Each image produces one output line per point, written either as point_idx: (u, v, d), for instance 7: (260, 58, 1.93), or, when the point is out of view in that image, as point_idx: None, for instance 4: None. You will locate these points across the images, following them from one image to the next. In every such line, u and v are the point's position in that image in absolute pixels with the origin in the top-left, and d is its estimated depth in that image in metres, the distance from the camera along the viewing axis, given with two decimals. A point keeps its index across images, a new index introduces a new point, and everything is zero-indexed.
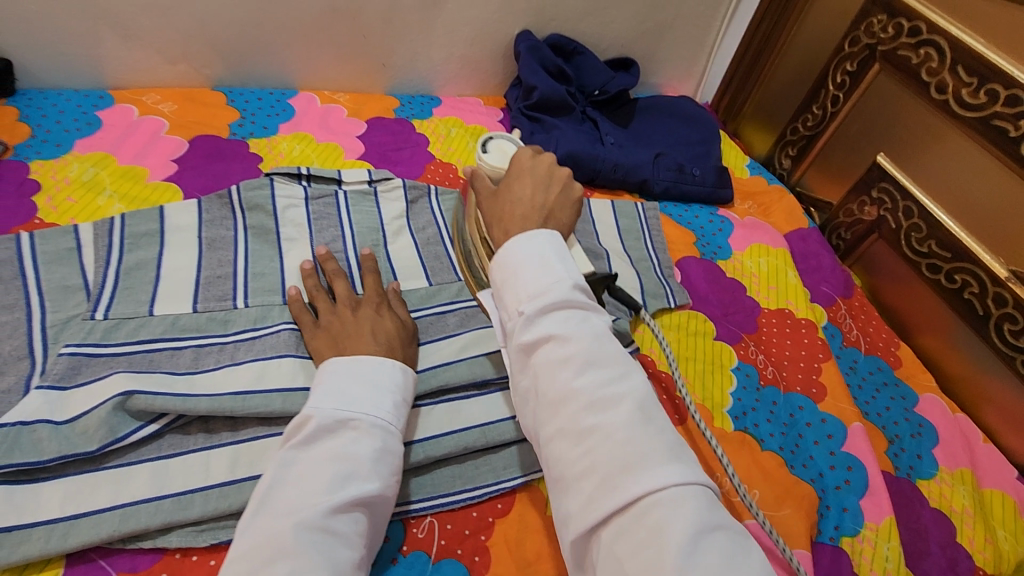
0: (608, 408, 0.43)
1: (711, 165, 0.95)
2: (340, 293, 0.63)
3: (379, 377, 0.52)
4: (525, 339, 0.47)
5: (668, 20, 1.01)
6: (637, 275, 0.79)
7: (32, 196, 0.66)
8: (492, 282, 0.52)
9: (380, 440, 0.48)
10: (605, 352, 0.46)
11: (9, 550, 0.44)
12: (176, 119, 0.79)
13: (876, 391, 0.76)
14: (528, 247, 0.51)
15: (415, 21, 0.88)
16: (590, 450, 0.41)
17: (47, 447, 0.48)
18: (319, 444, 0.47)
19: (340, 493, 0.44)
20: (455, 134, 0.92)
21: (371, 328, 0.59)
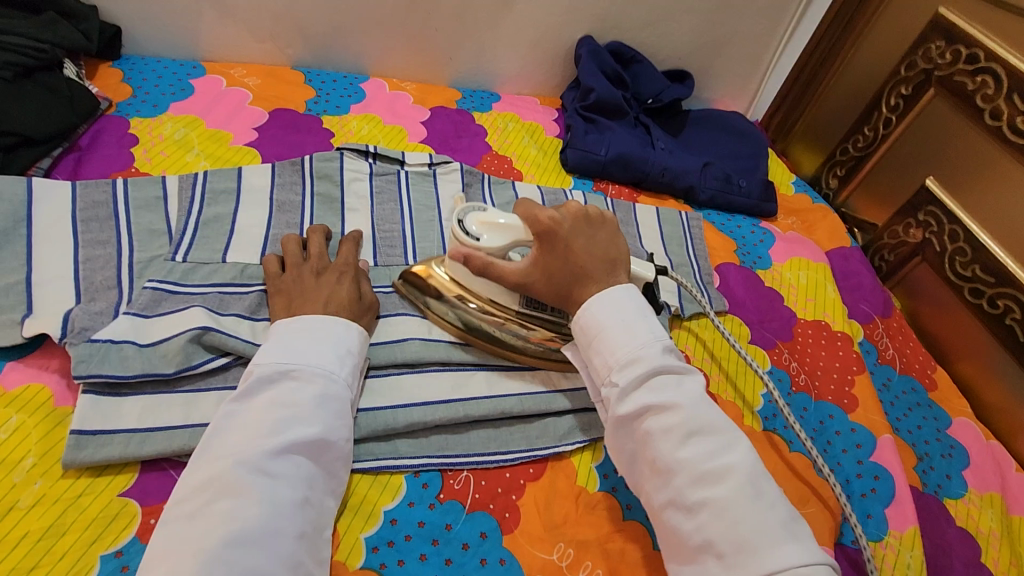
0: (716, 479, 0.46)
1: (758, 179, 0.97)
2: (314, 254, 0.63)
3: (325, 332, 0.53)
4: (623, 409, 0.50)
5: (726, 36, 1.04)
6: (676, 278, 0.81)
7: (131, 148, 0.73)
8: (579, 343, 0.56)
9: (323, 387, 0.50)
10: (708, 418, 0.49)
11: (93, 450, 0.48)
12: (259, 93, 0.85)
13: (908, 409, 0.77)
14: (610, 310, 0.54)
15: (485, 18, 0.93)
16: (702, 523, 0.45)
17: (132, 364, 0.52)
18: (261, 393, 0.48)
19: (279, 436, 0.45)
20: (512, 128, 0.96)
21: (325, 296, 0.58)
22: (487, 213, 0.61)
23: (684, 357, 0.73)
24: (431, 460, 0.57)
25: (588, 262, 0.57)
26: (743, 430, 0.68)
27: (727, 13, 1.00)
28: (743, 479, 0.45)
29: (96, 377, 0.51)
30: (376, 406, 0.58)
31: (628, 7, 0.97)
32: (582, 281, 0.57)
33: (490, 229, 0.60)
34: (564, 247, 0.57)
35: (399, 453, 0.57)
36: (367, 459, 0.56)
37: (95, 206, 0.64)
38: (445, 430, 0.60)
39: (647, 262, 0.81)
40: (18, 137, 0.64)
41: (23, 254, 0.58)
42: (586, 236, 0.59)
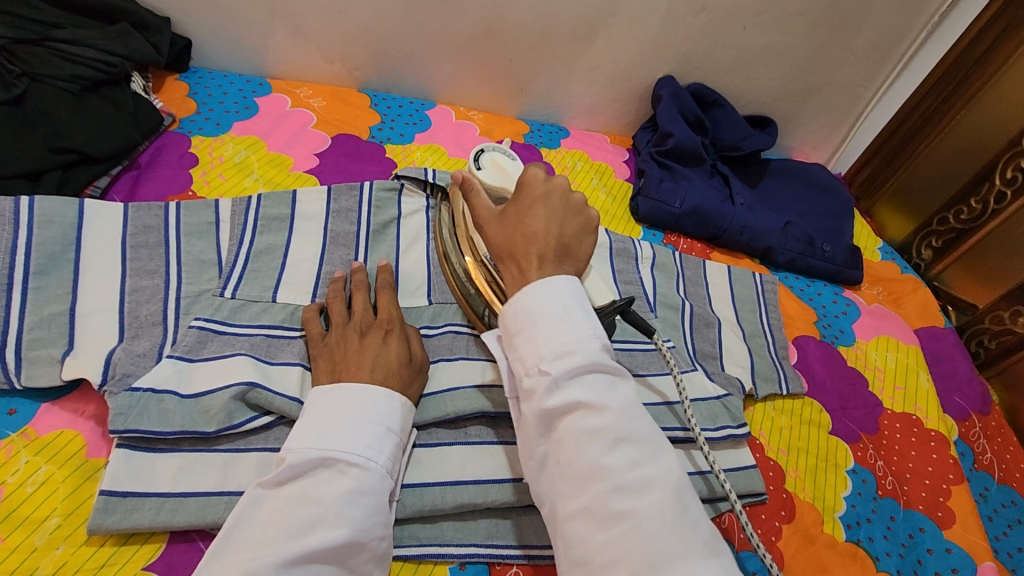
0: (640, 491, 0.39)
1: (843, 243, 0.89)
2: (358, 310, 0.59)
3: (364, 409, 0.48)
4: (550, 403, 0.44)
5: (818, 84, 0.97)
6: (749, 353, 0.74)
7: (190, 168, 0.70)
8: (506, 329, 0.49)
9: (357, 480, 0.44)
10: (637, 428, 0.43)
11: (122, 515, 0.44)
12: (323, 115, 0.82)
13: (1008, 527, 0.68)
14: (548, 296, 0.48)
15: (563, 52, 0.88)
16: (615, 537, 0.38)
17: (172, 419, 0.49)
18: (289, 482, 0.44)
19: (300, 543, 0.40)
20: (581, 168, 0.90)
21: (373, 358, 0.53)
22: (503, 159, 0.70)
23: (757, 446, 0.66)
24: (478, 550, 0.52)
25: (539, 228, 0.54)
26: (823, 540, 0.61)
27: (822, 61, 0.93)
28: (666, 494, 0.39)
29: (132, 432, 0.47)
30: (423, 482, 0.52)
31: (716, 49, 0.90)
32: (521, 241, 0.53)
33: (494, 166, 0.69)
34: (526, 205, 0.56)
35: (444, 539, 0.52)
36: (411, 544, 0.51)
37: (145, 232, 0.61)
38: (496, 514, 0.54)
39: (717, 330, 0.74)
40: (77, 155, 0.61)
41: (69, 282, 0.55)
42: (548, 215, 0.55)
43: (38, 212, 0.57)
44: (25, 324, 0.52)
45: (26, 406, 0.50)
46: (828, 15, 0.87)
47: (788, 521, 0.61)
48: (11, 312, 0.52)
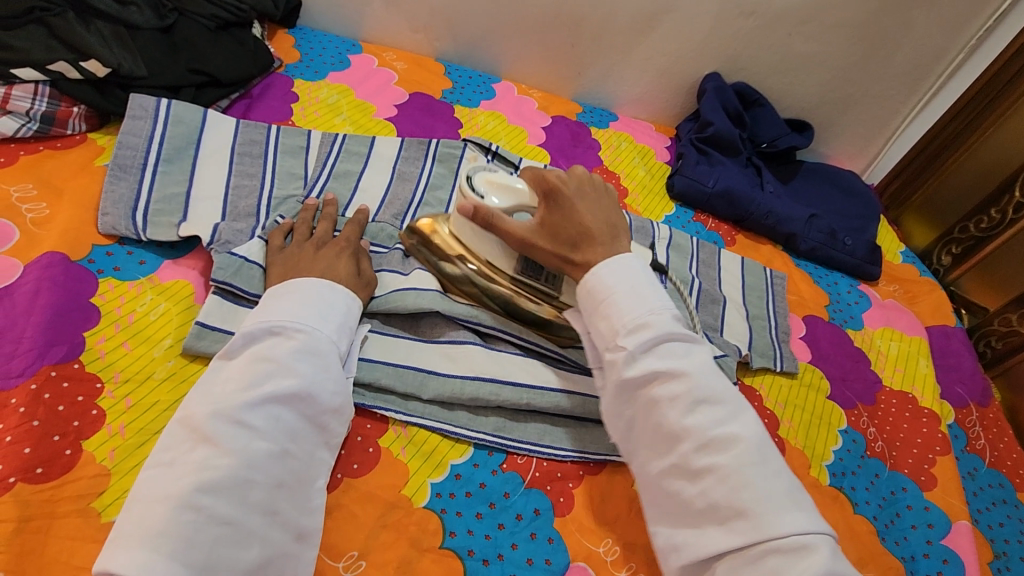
0: (722, 446, 0.49)
1: (865, 240, 0.95)
2: (319, 232, 0.65)
3: (308, 294, 0.55)
4: (630, 373, 0.53)
5: (857, 94, 1.03)
6: (749, 331, 0.78)
7: (291, 104, 0.82)
8: (584, 306, 0.59)
9: (302, 344, 0.51)
10: (714, 388, 0.52)
11: (209, 342, 0.55)
12: (404, 76, 0.94)
13: (992, 503, 0.72)
14: (618, 277, 0.58)
15: (620, 42, 0.98)
16: (706, 487, 0.48)
17: (256, 285, 0.60)
18: (248, 350, 0.51)
19: (255, 390, 0.47)
20: (625, 147, 0.99)
21: (322, 268, 0.59)
22: (495, 175, 0.65)
23: (756, 396, 0.73)
24: (486, 436, 0.59)
25: (594, 223, 0.62)
26: (809, 481, 0.67)
27: (862, 72, 1.00)
28: (748, 446, 0.49)
29: (228, 284, 0.58)
30: (448, 372, 0.61)
31: (762, 52, 0.98)
32: (586, 238, 0.61)
33: (497, 189, 0.64)
34: (569, 206, 0.63)
35: (458, 422, 0.59)
36: (430, 418, 0.59)
37: (250, 144, 0.73)
38: (506, 412, 0.62)
39: (721, 307, 0.79)
40: (208, 77, 0.75)
41: (188, 171, 0.68)
42: (591, 201, 0.64)
43: (173, 112, 0.70)
44: (152, 198, 0.64)
45: (153, 260, 0.61)
46: (870, 28, 0.94)
47: (777, 459, 0.67)
48: (144, 187, 0.64)
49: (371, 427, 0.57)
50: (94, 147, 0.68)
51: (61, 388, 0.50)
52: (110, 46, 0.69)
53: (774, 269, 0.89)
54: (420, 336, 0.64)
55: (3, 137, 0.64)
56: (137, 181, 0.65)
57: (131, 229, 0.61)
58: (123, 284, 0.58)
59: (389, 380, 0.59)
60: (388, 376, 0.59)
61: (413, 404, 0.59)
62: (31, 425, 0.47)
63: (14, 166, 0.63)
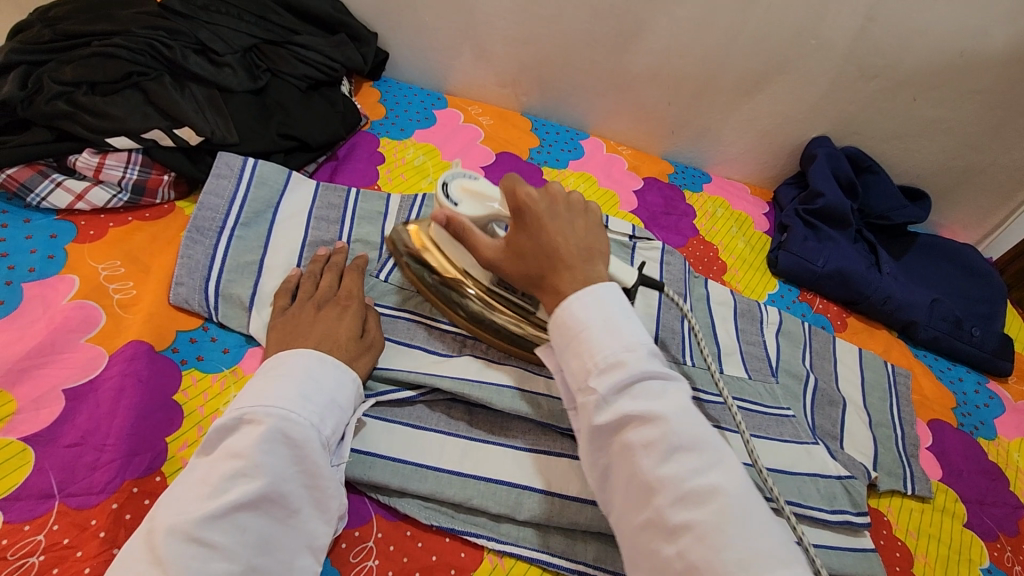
0: (701, 501, 0.38)
1: (994, 331, 0.85)
2: (324, 286, 0.59)
3: (291, 369, 0.47)
4: (601, 419, 0.43)
5: (982, 164, 0.93)
6: (873, 444, 0.70)
7: (377, 165, 0.78)
8: (550, 340, 0.48)
9: (277, 433, 0.43)
10: (695, 434, 0.41)
11: None
12: (489, 133, 0.89)
13: None
14: (588, 306, 0.46)
15: (722, 102, 0.91)
16: (684, 548, 0.38)
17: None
18: (220, 442, 0.43)
19: (217, 499, 0.39)
20: (721, 215, 0.92)
21: (319, 335, 0.53)
22: (475, 181, 0.61)
23: (884, 523, 0.65)
24: (587, 569, 0.52)
25: (562, 245, 0.51)
26: None
27: (992, 141, 0.90)
28: (733, 502, 0.38)
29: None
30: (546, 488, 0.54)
31: (881, 116, 0.90)
32: (552, 268, 0.50)
33: (470, 197, 0.60)
34: (534, 223, 0.52)
35: (554, 550, 0.52)
36: (525, 545, 0.52)
37: (329, 208, 0.69)
38: (609, 540, 0.54)
39: (840, 410, 0.72)
40: (297, 142, 0.71)
41: (263, 237, 0.64)
42: (571, 220, 0.53)
43: (257, 174, 0.67)
44: (235, 275, 0.60)
45: (237, 347, 0.58)
46: (1008, 96, 0.85)
47: None
48: (219, 251, 0.61)
49: (466, 556, 0.51)
50: (180, 217, 0.65)
51: (143, 505, 0.46)
52: (204, 113, 0.67)
53: (894, 363, 0.80)
54: (514, 441, 0.57)
55: (94, 208, 0.62)
56: (212, 246, 0.61)
57: (203, 305, 0.58)
58: (206, 377, 0.54)
59: (482, 498, 0.53)
60: (481, 493, 0.53)
61: (506, 527, 0.53)
62: (112, 553, 0.43)
63: (103, 240, 0.60)
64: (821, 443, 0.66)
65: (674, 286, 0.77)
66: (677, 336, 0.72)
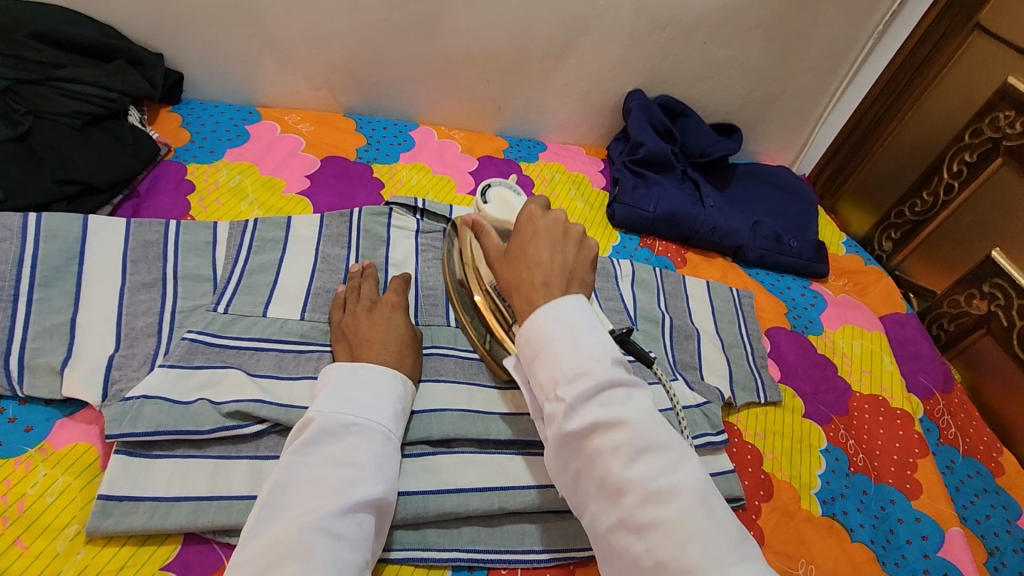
0: (664, 499, 0.40)
1: (809, 239, 0.95)
2: (366, 292, 0.66)
3: (382, 388, 0.54)
4: (569, 425, 0.44)
5: (777, 92, 1.03)
6: (727, 363, 0.77)
7: (187, 196, 0.73)
8: (521, 355, 0.50)
9: (381, 446, 0.51)
10: (657, 433, 0.43)
11: (118, 518, 0.47)
12: (312, 139, 0.86)
13: (975, 495, 0.72)
14: (555, 319, 0.48)
15: (537, 71, 0.94)
16: (652, 544, 0.39)
17: (164, 421, 0.52)
18: (324, 448, 0.49)
19: (345, 497, 0.46)
20: (558, 179, 0.95)
21: (384, 330, 0.61)
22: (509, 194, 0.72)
23: (736, 432, 0.71)
24: (461, 554, 0.54)
25: (546, 258, 0.54)
26: (801, 515, 0.65)
27: (779, 70, 0.99)
28: (695, 498, 0.40)
29: (127, 436, 0.50)
30: (409, 489, 0.54)
31: (682, 62, 0.96)
32: (530, 277, 0.53)
33: (501, 203, 0.71)
34: (528, 236, 0.57)
35: (428, 543, 0.54)
36: (395, 547, 0.53)
37: (145, 246, 0.64)
38: (479, 521, 0.56)
39: (696, 343, 0.78)
40: (79, 186, 0.66)
41: (71, 293, 0.59)
42: (552, 245, 0.56)
43: (45, 228, 0.60)
44: (42, 342, 0.56)
45: (42, 424, 0.53)
46: (781, 27, 0.93)
47: (766, 499, 0.65)
48: (17, 324, 0.56)
49: None
50: None
51: None
52: None
53: (733, 286, 0.88)
54: None
55: None
56: (8, 319, 0.56)
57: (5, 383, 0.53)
58: (7, 463, 0.50)
59: None
60: None
61: None
62: None
63: None
64: (678, 378, 0.70)
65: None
66: None
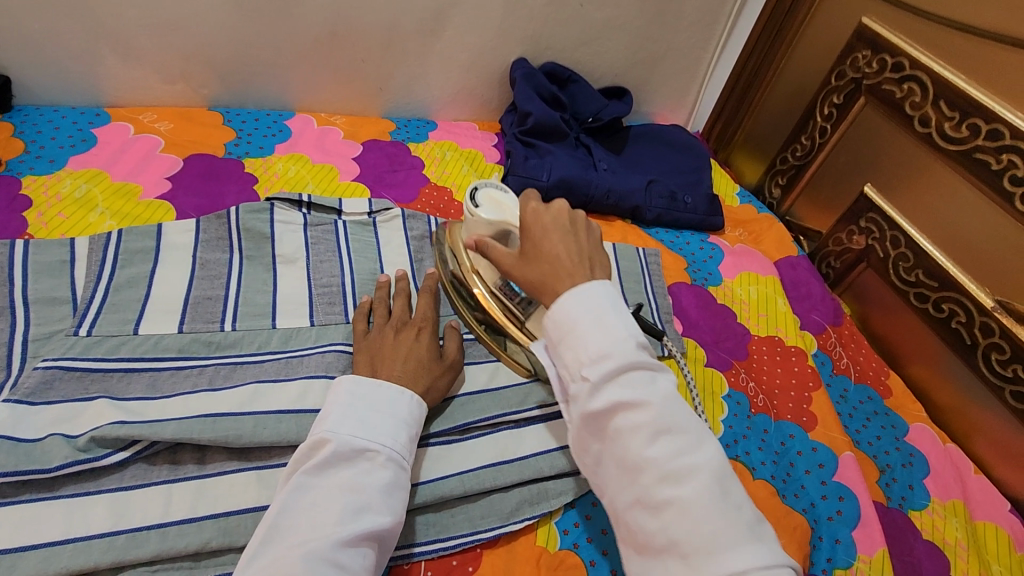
0: (681, 479, 0.40)
1: (702, 193, 0.96)
2: (398, 311, 0.64)
3: (399, 410, 0.51)
4: (592, 407, 0.43)
5: (661, 51, 1.03)
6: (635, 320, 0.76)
7: (23, 211, 0.66)
8: (546, 335, 0.49)
9: (394, 474, 0.48)
10: (678, 416, 0.42)
11: None
12: (171, 138, 0.79)
13: (867, 420, 0.76)
14: (580, 302, 0.47)
15: (413, 47, 0.90)
16: (666, 523, 0.40)
17: (4, 462, 0.46)
18: (336, 472, 0.46)
19: (354, 526, 0.43)
20: (450, 157, 0.93)
21: (401, 352, 0.58)
22: (500, 194, 0.63)
23: None
24: None
25: (561, 251, 0.52)
26: None
27: (659, 28, 0.99)
28: (710, 479, 0.40)
29: None
30: None
31: (561, 27, 0.95)
32: (554, 275, 0.51)
33: (492, 204, 0.61)
34: (540, 235, 0.54)
35: None
36: None
37: None
38: None
39: None
40: None
41: None
42: (566, 239, 0.53)
43: None
44: None
45: None
46: None
47: None
48: None
49: None
50: None
51: None
52: None
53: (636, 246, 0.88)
54: (258, 461, 0.53)
55: None
56: None
57: None
58: None
59: (222, 537, 0.48)
60: (221, 531, 0.48)
61: None
62: None
63: None
64: None
65: (422, 248, 0.77)
66: None
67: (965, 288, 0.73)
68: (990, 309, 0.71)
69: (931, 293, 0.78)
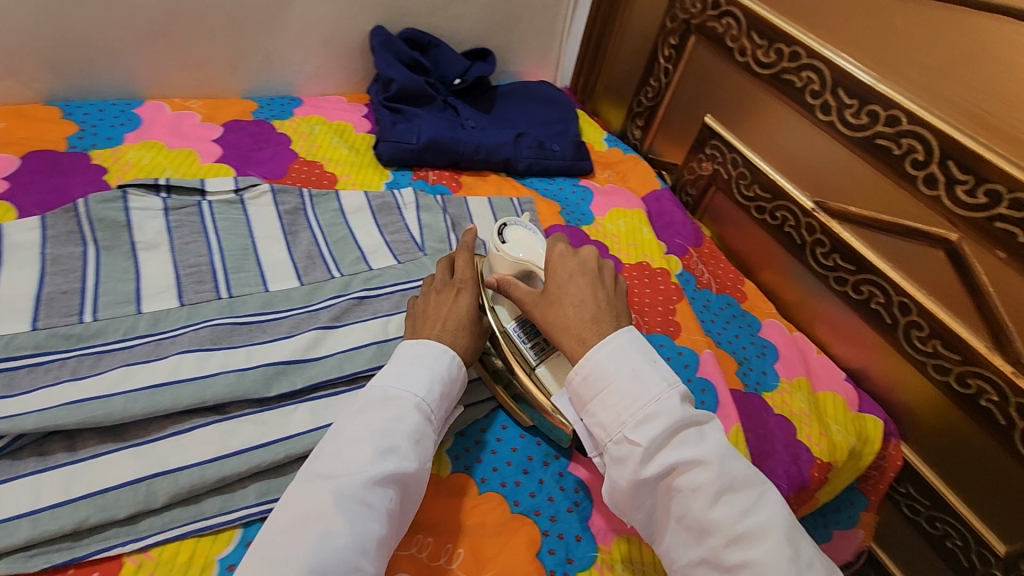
0: (752, 541, 0.45)
1: (569, 141, 1.02)
2: (462, 271, 0.64)
3: (436, 363, 0.55)
4: (646, 471, 0.47)
5: (517, 10, 1.07)
6: None
7: None
8: (576, 394, 0.52)
9: (420, 421, 0.51)
10: (735, 473, 0.47)
11: None
12: (4, 138, 0.75)
13: (726, 323, 0.85)
14: (614, 359, 0.51)
15: (261, 22, 0.88)
16: None
17: None
18: (366, 414, 0.50)
19: (379, 467, 0.47)
20: (318, 131, 0.93)
21: (436, 317, 0.60)
22: (524, 231, 0.64)
23: None
24: (248, 511, 0.53)
25: (584, 295, 0.56)
26: None
27: None
28: (781, 536, 0.45)
29: None
30: (172, 467, 0.53)
31: None
32: (577, 317, 0.55)
33: (518, 241, 0.63)
34: (564, 276, 0.57)
35: (204, 514, 0.52)
36: (172, 526, 0.51)
37: None
38: (269, 475, 0.56)
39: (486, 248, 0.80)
40: None
41: None
42: (592, 283, 0.57)
43: None
44: None
45: None
46: None
47: None
48: None
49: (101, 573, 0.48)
50: None
51: None
52: None
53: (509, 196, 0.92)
54: (132, 439, 0.53)
55: None
56: None
57: None
58: None
59: (102, 513, 0.49)
60: (99, 507, 0.49)
61: (146, 522, 0.51)
62: None
63: None
64: None
65: (297, 221, 0.77)
66: (318, 259, 0.74)
67: (791, 196, 0.83)
68: (810, 211, 0.81)
69: (767, 205, 0.87)
